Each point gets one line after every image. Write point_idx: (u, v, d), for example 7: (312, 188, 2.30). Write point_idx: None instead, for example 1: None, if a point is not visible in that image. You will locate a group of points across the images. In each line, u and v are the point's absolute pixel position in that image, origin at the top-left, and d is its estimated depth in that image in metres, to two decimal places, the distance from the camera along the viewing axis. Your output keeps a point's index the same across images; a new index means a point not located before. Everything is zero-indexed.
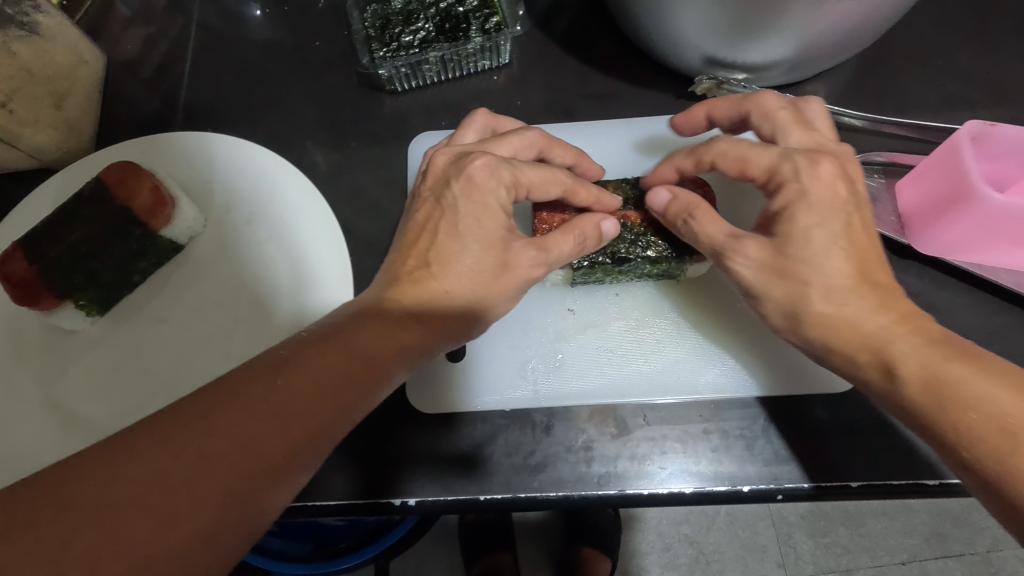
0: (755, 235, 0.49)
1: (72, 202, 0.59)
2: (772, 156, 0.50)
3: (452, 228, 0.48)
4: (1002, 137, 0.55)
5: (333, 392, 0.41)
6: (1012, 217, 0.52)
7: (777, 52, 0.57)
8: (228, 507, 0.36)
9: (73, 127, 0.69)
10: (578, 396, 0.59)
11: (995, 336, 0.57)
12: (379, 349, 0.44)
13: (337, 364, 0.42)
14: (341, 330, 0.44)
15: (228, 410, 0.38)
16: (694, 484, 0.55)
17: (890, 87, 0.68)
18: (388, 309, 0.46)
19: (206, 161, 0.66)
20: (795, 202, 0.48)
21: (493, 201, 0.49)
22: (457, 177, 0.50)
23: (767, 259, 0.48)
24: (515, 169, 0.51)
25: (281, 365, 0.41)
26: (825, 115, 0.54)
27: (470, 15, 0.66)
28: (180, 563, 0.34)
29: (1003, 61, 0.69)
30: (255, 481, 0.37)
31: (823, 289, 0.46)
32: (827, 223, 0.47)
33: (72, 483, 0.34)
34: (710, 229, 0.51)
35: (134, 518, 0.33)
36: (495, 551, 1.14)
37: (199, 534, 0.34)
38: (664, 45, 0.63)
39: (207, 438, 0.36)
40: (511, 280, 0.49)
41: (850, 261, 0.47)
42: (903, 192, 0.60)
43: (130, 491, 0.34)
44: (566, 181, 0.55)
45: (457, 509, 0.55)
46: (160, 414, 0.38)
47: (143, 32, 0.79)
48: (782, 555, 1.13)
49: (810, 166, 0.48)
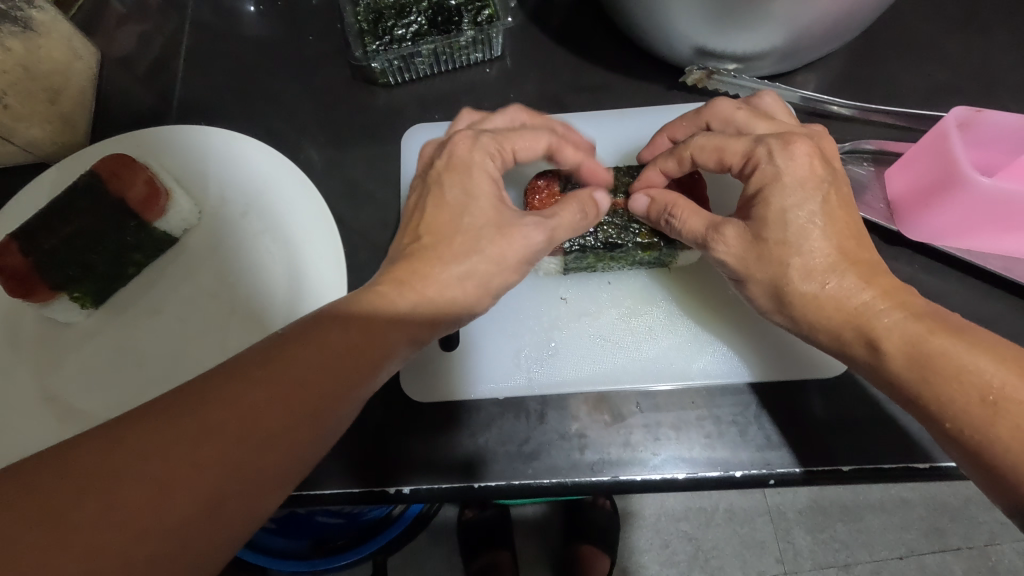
0: (732, 221, 0.50)
1: (66, 194, 0.60)
2: (747, 142, 0.50)
3: (440, 200, 0.49)
4: (989, 122, 0.56)
5: (333, 372, 0.41)
6: (1000, 201, 0.52)
7: (765, 42, 0.58)
8: (226, 485, 0.36)
9: (68, 122, 0.70)
10: (572, 384, 0.59)
11: (986, 322, 0.58)
12: (380, 329, 0.44)
13: (336, 345, 0.42)
14: (340, 309, 0.44)
15: (227, 389, 0.38)
16: (687, 470, 0.55)
17: (879, 77, 0.69)
18: (385, 289, 0.45)
19: (199, 153, 0.67)
20: (770, 184, 0.48)
21: (481, 170, 0.50)
22: (440, 157, 0.52)
23: (745, 244, 0.49)
24: (495, 136, 0.52)
25: (280, 346, 0.41)
26: (780, 105, 0.56)
27: (463, 8, 0.66)
28: (178, 538, 0.34)
29: (992, 51, 0.70)
30: (252, 459, 0.37)
31: (802, 267, 0.47)
32: (801, 201, 0.47)
33: (73, 458, 0.34)
34: (692, 222, 0.52)
35: (130, 492, 0.34)
36: (494, 549, 1.14)
37: (198, 510, 0.35)
38: (655, 35, 0.63)
39: (203, 416, 0.37)
40: (507, 245, 0.48)
41: (830, 239, 0.47)
42: (892, 180, 0.60)
43: (127, 468, 0.34)
44: (550, 138, 0.54)
45: (452, 497, 0.55)
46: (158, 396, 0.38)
47: (137, 28, 0.79)
48: (781, 551, 1.13)
49: (784, 148, 0.48)
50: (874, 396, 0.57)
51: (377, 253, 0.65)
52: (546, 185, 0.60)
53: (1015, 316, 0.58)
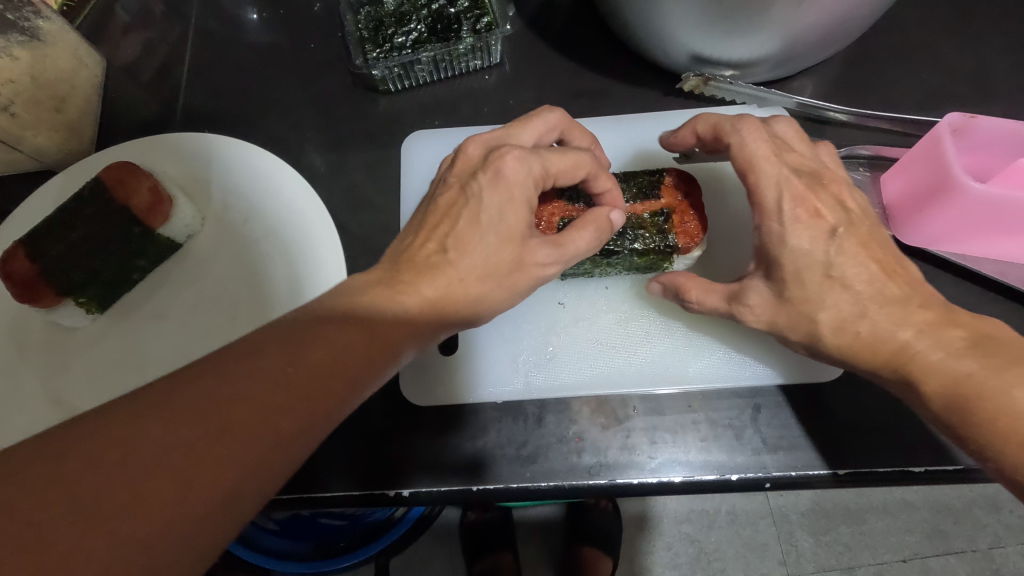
0: (754, 286, 0.50)
1: (72, 201, 0.61)
2: (773, 189, 0.49)
3: (474, 218, 0.48)
4: (984, 128, 0.56)
5: (342, 370, 0.42)
6: (994, 206, 0.53)
7: (761, 49, 0.59)
8: (243, 476, 0.37)
9: (74, 130, 0.70)
10: (570, 388, 0.60)
11: None
12: (389, 329, 0.45)
13: (346, 343, 0.43)
14: (351, 307, 0.44)
15: (246, 382, 0.39)
16: (684, 473, 0.56)
17: (875, 83, 0.69)
18: (400, 296, 0.46)
19: (204, 157, 0.68)
20: (776, 248, 0.48)
21: (518, 193, 0.49)
22: (484, 169, 0.50)
23: (772, 307, 0.49)
24: (543, 160, 0.51)
25: (296, 340, 0.42)
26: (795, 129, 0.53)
27: (462, 16, 0.67)
28: (197, 525, 0.35)
29: (986, 56, 0.70)
30: (260, 454, 0.38)
31: (834, 318, 0.47)
32: (817, 257, 0.47)
33: (93, 446, 0.35)
34: (710, 300, 0.53)
35: (152, 480, 0.35)
36: (497, 551, 1.15)
37: (207, 503, 0.36)
38: (652, 42, 0.64)
39: (214, 409, 0.38)
40: (523, 277, 0.49)
41: (849, 287, 0.47)
42: (888, 185, 0.61)
43: (140, 459, 0.35)
44: (590, 164, 0.54)
45: (453, 499, 0.56)
46: (172, 385, 0.39)
47: (141, 37, 0.80)
48: (783, 553, 1.13)
49: (793, 206, 0.48)
50: (870, 400, 0.57)
51: (377, 258, 0.66)
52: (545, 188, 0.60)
53: (1010, 319, 0.58)
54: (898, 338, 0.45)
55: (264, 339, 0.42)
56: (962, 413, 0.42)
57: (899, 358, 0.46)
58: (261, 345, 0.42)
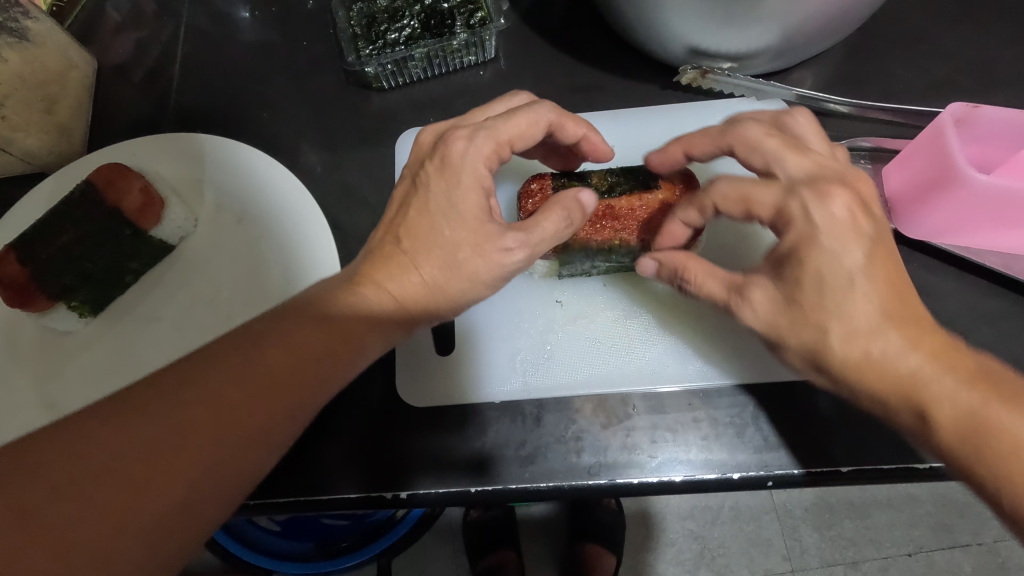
0: (760, 282, 0.45)
1: (64, 204, 0.61)
2: (778, 192, 0.45)
3: (423, 205, 0.46)
4: (988, 118, 0.55)
5: (304, 368, 0.42)
6: (997, 197, 0.52)
7: (759, 40, 0.58)
8: (202, 477, 0.38)
9: (64, 132, 0.70)
10: (569, 387, 0.59)
11: (987, 318, 0.58)
12: (357, 327, 0.44)
13: (305, 343, 0.42)
14: (310, 306, 0.43)
15: (201, 385, 0.39)
16: (685, 472, 0.55)
17: (877, 73, 0.68)
18: (363, 290, 0.44)
19: (193, 159, 0.67)
20: (802, 243, 0.43)
21: (464, 178, 0.46)
22: (431, 159, 0.47)
23: (776, 308, 0.44)
24: (492, 132, 0.47)
25: (253, 341, 0.41)
26: (814, 126, 0.50)
27: (455, 11, 0.66)
28: (157, 526, 0.36)
29: (990, 45, 0.69)
30: (222, 458, 0.39)
31: (844, 333, 0.42)
32: (843, 262, 0.42)
33: (52, 455, 0.36)
34: (709, 285, 0.49)
35: (109, 486, 0.36)
36: (501, 549, 1.14)
37: (170, 503, 0.37)
38: (649, 36, 0.63)
39: (174, 413, 0.38)
40: (482, 265, 0.45)
41: (872, 300, 0.41)
42: (890, 177, 0.59)
43: (101, 464, 0.36)
44: (550, 117, 0.50)
45: (452, 500, 0.56)
46: (131, 390, 0.39)
47: (133, 37, 0.79)
48: (787, 549, 1.12)
49: (819, 200, 0.43)
50: None
51: None
52: (539, 186, 0.60)
53: (1014, 312, 0.58)
54: (914, 363, 0.41)
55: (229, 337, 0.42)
56: (975, 448, 0.39)
57: (908, 392, 0.41)
58: (224, 344, 0.42)
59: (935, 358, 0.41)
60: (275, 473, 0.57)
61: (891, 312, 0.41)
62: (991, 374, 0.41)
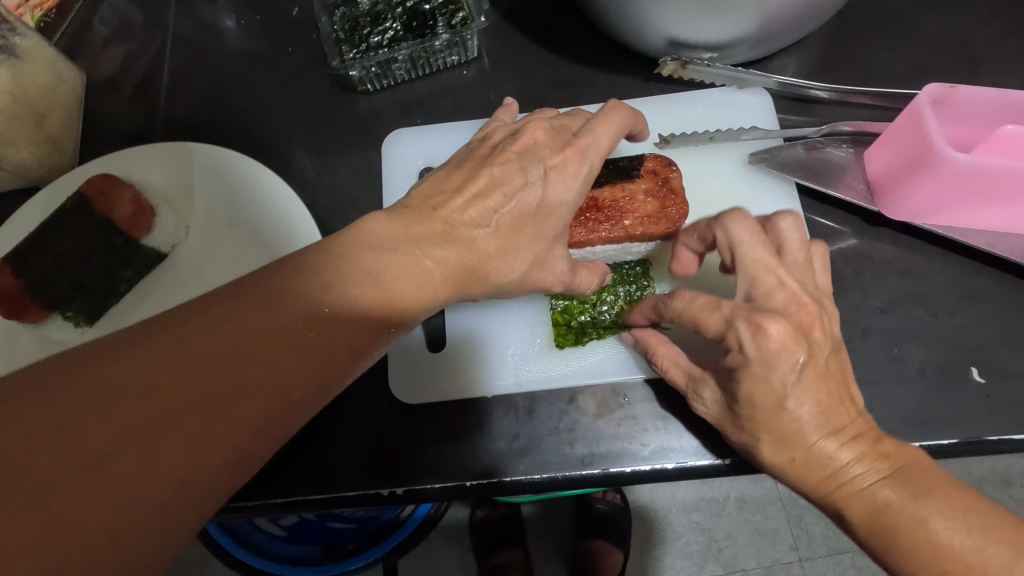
0: (709, 380, 0.48)
1: (55, 216, 0.61)
2: (720, 318, 0.43)
3: (526, 208, 0.45)
4: (964, 97, 0.55)
5: (360, 332, 0.37)
6: (974, 175, 0.52)
7: (736, 30, 0.58)
8: (253, 437, 0.33)
9: (56, 145, 0.71)
10: (558, 378, 0.60)
11: (972, 297, 0.58)
12: (410, 297, 0.39)
13: (365, 305, 0.37)
14: (375, 267, 0.38)
15: (258, 334, 0.34)
16: (677, 460, 0.56)
17: (858, 59, 0.69)
18: (429, 260, 0.41)
19: (183, 166, 0.67)
20: (739, 371, 0.42)
21: (570, 196, 0.46)
22: (549, 159, 0.46)
23: (723, 409, 0.47)
24: (596, 149, 0.47)
25: (315, 294, 0.36)
26: (798, 232, 0.45)
27: (437, 13, 0.67)
28: (203, 487, 0.31)
29: (968, 26, 0.69)
30: (240, 442, 0.32)
31: (773, 441, 0.43)
32: (775, 388, 0.41)
33: (82, 394, 0.30)
34: (673, 374, 0.51)
35: (155, 440, 0.30)
36: (508, 548, 1.15)
37: (222, 464, 0.31)
38: (628, 29, 0.64)
39: (197, 379, 0.31)
40: (540, 278, 0.47)
41: (800, 420, 0.42)
42: (871, 160, 0.60)
43: (136, 416, 0.30)
44: (630, 122, 0.50)
45: (445, 496, 0.56)
46: (178, 327, 0.33)
47: (121, 49, 0.80)
48: (794, 538, 1.13)
49: (755, 335, 0.41)
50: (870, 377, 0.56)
51: None
52: None
53: (998, 290, 0.58)
54: (836, 460, 0.42)
55: (258, 291, 0.35)
56: (884, 540, 0.40)
57: (829, 488, 0.42)
58: (254, 299, 0.35)
59: (859, 460, 0.41)
60: (272, 474, 0.57)
61: (818, 425, 0.42)
62: (907, 470, 0.41)
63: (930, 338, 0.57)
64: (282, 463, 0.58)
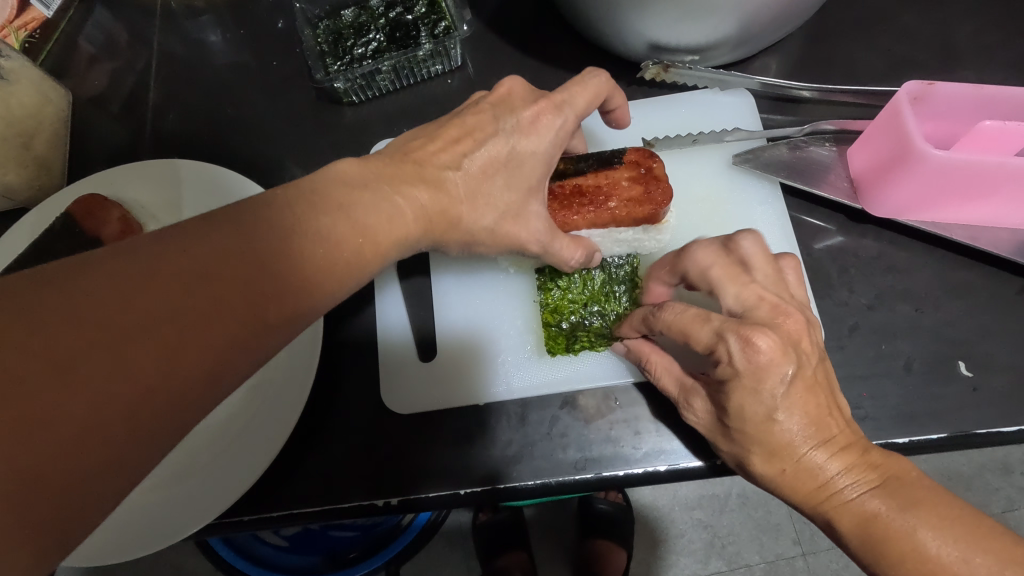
0: (700, 391, 0.48)
1: (44, 236, 0.63)
2: (709, 332, 0.44)
3: (496, 158, 0.46)
4: (941, 94, 0.56)
5: (334, 262, 0.37)
6: (954, 171, 0.52)
7: (715, 32, 0.59)
8: (225, 349, 0.33)
9: (43, 166, 0.71)
10: (548, 385, 0.60)
11: (958, 289, 0.59)
12: (380, 232, 0.40)
13: (339, 236, 0.37)
14: (345, 203, 0.39)
15: (230, 254, 0.34)
16: (669, 462, 0.56)
17: (838, 57, 0.69)
18: (398, 199, 0.41)
19: (171, 181, 0.67)
20: (728, 382, 0.43)
21: (542, 146, 0.47)
22: (523, 109, 0.48)
23: (712, 421, 0.47)
24: (573, 107, 0.49)
25: (288, 223, 0.36)
26: (764, 249, 0.47)
27: (419, 23, 0.68)
28: (178, 394, 0.31)
29: (947, 21, 0.70)
30: (211, 353, 0.32)
31: (762, 454, 0.43)
32: (764, 400, 0.42)
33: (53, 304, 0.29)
34: (665, 383, 0.51)
35: (129, 347, 0.30)
36: (512, 551, 1.15)
37: (196, 373, 0.32)
38: (610, 35, 0.64)
39: (168, 293, 0.32)
40: (513, 229, 0.48)
41: (789, 433, 0.42)
42: (854, 157, 0.60)
43: (111, 325, 0.30)
44: (607, 87, 0.51)
45: (440, 504, 0.57)
46: (148, 248, 0.32)
47: (107, 68, 0.80)
48: (797, 532, 1.13)
49: (745, 348, 0.41)
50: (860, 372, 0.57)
51: None
52: None
53: (984, 281, 0.59)
54: (825, 471, 0.42)
55: (230, 217, 0.35)
56: (874, 552, 0.41)
57: (816, 500, 0.43)
58: (228, 225, 0.35)
59: (847, 471, 0.42)
60: (268, 486, 0.57)
61: (807, 436, 0.42)
62: (893, 482, 0.42)
63: (918, 333, 0.57)
64: (278, 475, 0.58)
